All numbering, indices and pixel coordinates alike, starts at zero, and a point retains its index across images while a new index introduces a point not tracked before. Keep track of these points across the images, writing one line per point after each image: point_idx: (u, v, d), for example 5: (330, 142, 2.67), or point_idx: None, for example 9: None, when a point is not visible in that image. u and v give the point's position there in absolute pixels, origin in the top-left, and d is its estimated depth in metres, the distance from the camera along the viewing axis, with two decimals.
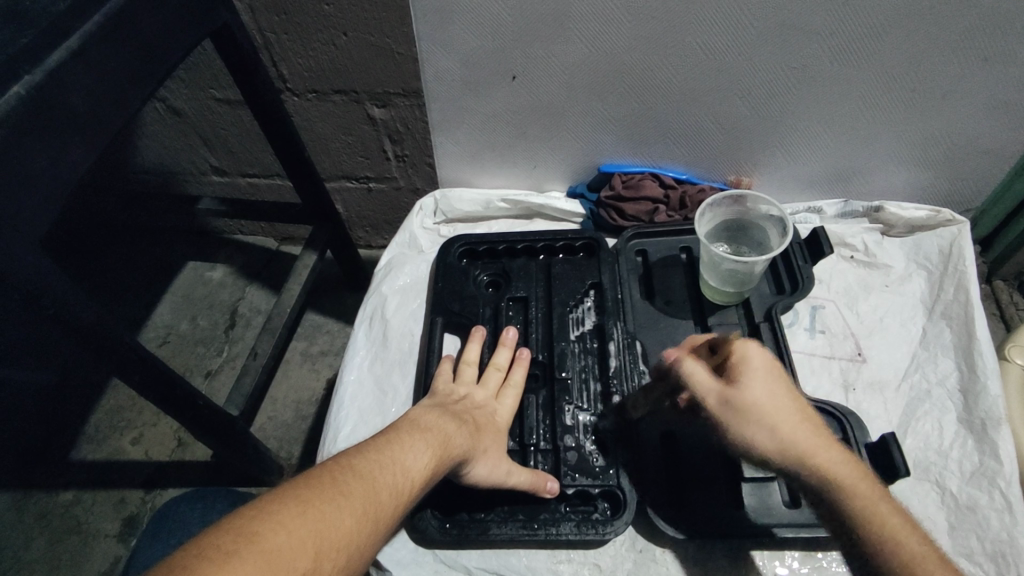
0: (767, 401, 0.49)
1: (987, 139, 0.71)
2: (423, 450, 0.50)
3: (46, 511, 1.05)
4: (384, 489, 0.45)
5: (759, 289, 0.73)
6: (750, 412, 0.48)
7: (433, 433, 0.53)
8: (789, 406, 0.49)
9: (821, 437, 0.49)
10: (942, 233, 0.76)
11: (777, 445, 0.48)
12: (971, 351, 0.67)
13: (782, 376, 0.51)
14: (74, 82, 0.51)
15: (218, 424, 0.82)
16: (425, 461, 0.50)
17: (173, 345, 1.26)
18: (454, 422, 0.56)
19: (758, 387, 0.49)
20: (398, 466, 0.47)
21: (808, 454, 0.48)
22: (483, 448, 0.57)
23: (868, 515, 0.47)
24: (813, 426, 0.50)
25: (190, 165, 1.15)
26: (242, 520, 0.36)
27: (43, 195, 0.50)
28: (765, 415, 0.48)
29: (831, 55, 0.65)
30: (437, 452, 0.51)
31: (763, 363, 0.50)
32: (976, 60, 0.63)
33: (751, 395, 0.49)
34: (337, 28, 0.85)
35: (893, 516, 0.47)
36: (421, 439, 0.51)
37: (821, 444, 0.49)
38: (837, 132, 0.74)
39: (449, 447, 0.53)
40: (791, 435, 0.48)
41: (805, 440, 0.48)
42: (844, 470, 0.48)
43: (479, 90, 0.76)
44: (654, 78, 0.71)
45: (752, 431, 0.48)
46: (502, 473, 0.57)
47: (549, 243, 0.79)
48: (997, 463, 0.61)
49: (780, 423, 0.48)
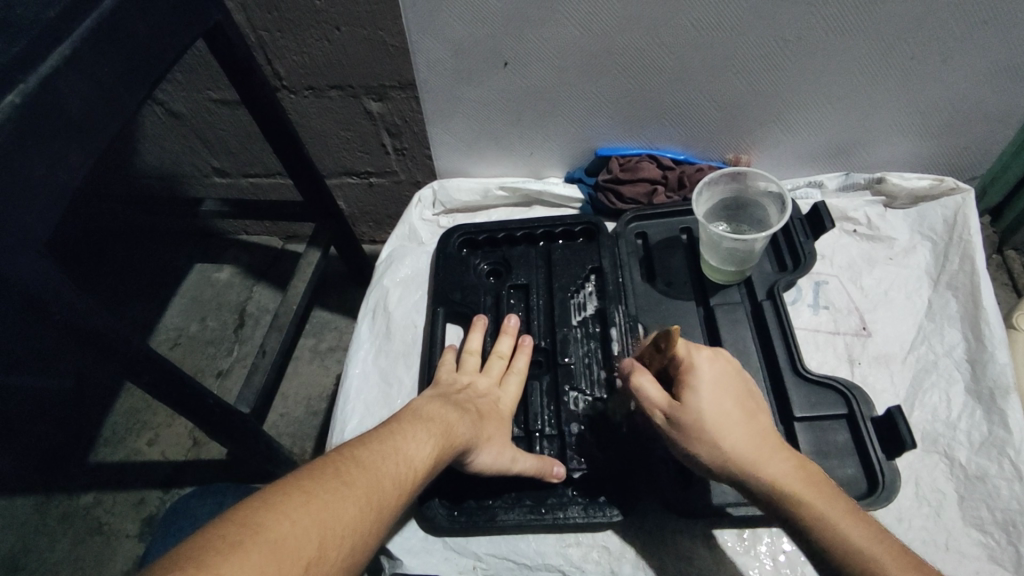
0: (707, 413, 0.50)
1: (990, 103, 0.70)
2: (426, 442, 0.51)
3: (68, 513, 1.07)
4: (385, 480, 0.45)
5: (761, 267, 0.73)
6: (688, 425, 0.50)
7: (435, 424, 0.53)
8: (733, 420, 0.50)
9: (767, 447, 0.50)
10: (946, 202, 0.75)
11: (716, 457, 0.50)
12: (978, 321, 0.66)
13: (732, 387, 0.52)
14: (70, 89, 0.52)
15: (230, 422, 0.83)
16: (427, 451, 0.50)
17: (185, 346, 1.28)
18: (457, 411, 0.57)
19: (697, 398, 0.50)
20: (398, 457, 0.48)
21: (750, 466, 0.49)
22: (489, 437, 0.57)
23: (817, 523, 0.46)
24: (757, 438, 0.50)
25: (193, 168, 1.16)
26: (245, 510, 0.37)
27: (44, 201, 0.50)
28: (704, 427, 0.50)
29: (826, 25, 0.64)
30: (439, 442, 0.52)
31: (709, 374, 0.51)
32: (976, 23, 0.62)
33: (694, 406, 0.50)
34: (330, 23, 0.84)
35: (847, 522, 0.46)
36: (422, 432, 0.51)
37: (764, 455, 0.49)
38: (836, 105, 0.73)
39: (452, 437, 0.53)
40: (729, 449, 0.49)
41: (747, 451, 0.49)
42: (793, 478, 0.48)
43: (472, 79, 0.75)
44: (648, 58, 0.70)
45: (693, 441, 0.50)
46: (510, 461, 0.58)
47: (549, 228, 0.79)
48: (1007, 431, 0.60)
49: (720, 433, 0.49)
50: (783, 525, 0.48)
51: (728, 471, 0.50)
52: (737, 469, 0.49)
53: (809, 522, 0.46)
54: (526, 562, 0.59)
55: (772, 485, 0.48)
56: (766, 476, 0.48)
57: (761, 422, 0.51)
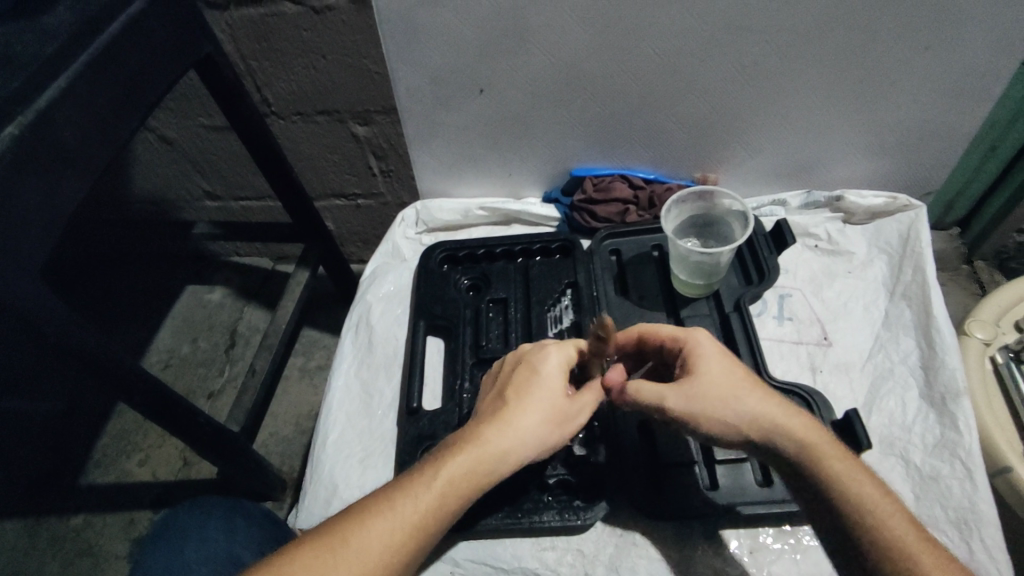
0: (719, 381, 0.53)
1: (937, 122, 0.74)
2: (456, 485, 0.50)
3: (57, 535, 1.08)
4: (386, 546, 0.46)
5: (728, 281, 0.76)
6: (706, 398, 0.53)
7: (469, 454, 0.51)
8: (746, 391, 0.53)
9: (781, 414, 0.52)
10: (901, 218, 0.79)
11: (738, 422, 0.52)
12: (930, 328, 0.70)
13: (734, 362, 0.56)
14: (66, 121, 0.55)
15: (219, 440, 0.85)
16: (452, 496, 0.49)
17: (176, 367, 1.29)
18: (497, 426, 0.53)
19: (708, 369, 0.54)
20: (407, 514, 0.48)
21: (773, 427, 0.52)
22: (550, 419, 0.54)
23: (835, 482, 0.49)
24: (769, 405, 0.53)
25: (184, 193, 1.19)
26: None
27: (39, 228, 0.53)
28: (721, 396, 0.53)
29: (778, 52, 0.68)
30: (472, 480, 0.50)
31: (712, 350, 0.56)
32: (918, 49, 0.66)
33: (707, 376, 0.54)
34: (317, 52, 0.88)
35: (865, 486, 0.49)
36: (451, 473, 0.50)
37: (783, 418, 0.52)
38: (795, 126, 0.77)
39: (492, 466, 0.51)
40: (750, 415, 0.52)
41: (769, 413, 0.52)
42: (816, 437, 0.51)
43: (450, 104, 0.79)
44: (615, 83, 0.74)
45: (714, 412, 0.52)
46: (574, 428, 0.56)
47: (527, 245, 0.82)
48: (957, 434, 0.63)
49: (737, 401, 0.52)
50: (805, 486, 0.51)
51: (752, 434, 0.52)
52: (761, 430, 0.52)
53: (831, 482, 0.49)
54: (502, 566, 0.61)
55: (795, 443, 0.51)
56: (790, 436, 0.51)
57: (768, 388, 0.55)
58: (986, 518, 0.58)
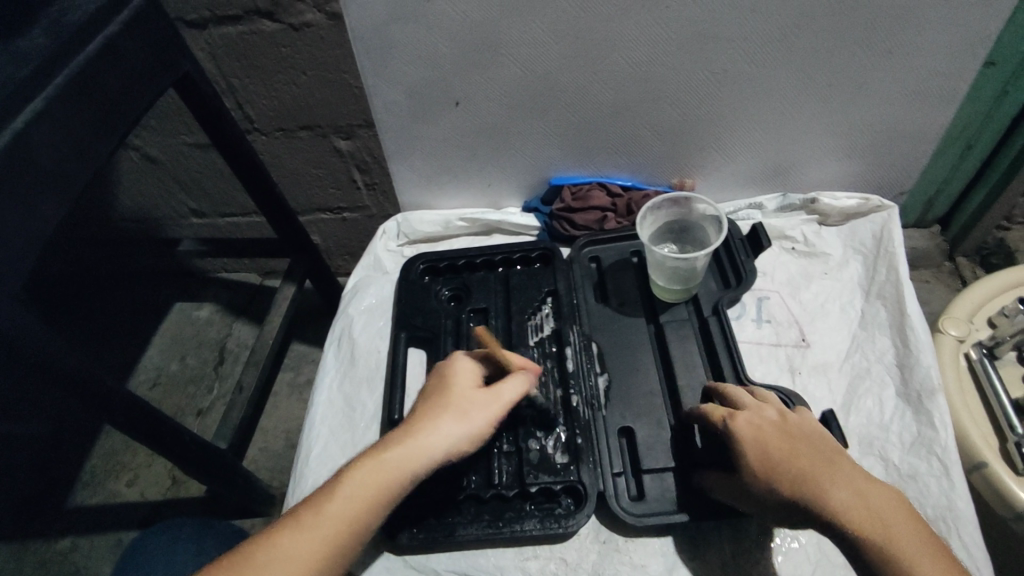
0: (771, 441, 0.53)
1: (908, 123, 0.75)
2: (366, 486, 0.50)
3: (45, 559, 1.07)
4: (298, 555, 0.47)
5: (706, 285, 0.77)
6: (754, 453, 0.53)
7: (374, 466, 0.51)
8: (803, 452, 0.52)
9: (835, 471, 0.50)
10: (874, 218, 0.80)
11: (785, 481, 0.51)
12: (904, 327, 0.71)
13: (797, 426, 0.55)
14: (41, 144, 0.55)
15: (205, 458, 0.84)
16: (362, 499, 0.50)
17: (165, 386, 1.29)
18: (406, 430, 0.54)
19: (757, 428, 0.54)
20: (318, 521, 0.49)
21: (826, 493, 0.49)
22: (461, 416, 0.55)
23: (889, 552, 0.46)
24: (825, 463, 0.51)
25: (170, 211, 1.19)
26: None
27: (15, 251, 0.53)
28: (772, 454, 0.52)
29: (749, 58, 0.69)
30: (382, 480, 0.51)
31: (774, 414, 0.56)
32: (885, 53, 0.67)
33: (754, 433, 0.54)
34: (297, 68, 0.89)
35: (922, 558, 0.45)
36: (358, 476, 0.51)
37: (841, 484, 0.49)
38: (770, 131, 0.78)
39: (403, 464, 0.52)
40: (800, 475, 0.50)
41: (823, 478, 0.50)
42: (874, 507, 0.48)
43: (428, 117, 0.79)
44: (589, 93, 0.75)
45: (765, 468, 0.52)
46: (492, 421, 0.56)
47: (507, 255, 0.82)
48: (933, 431, 0.63)
49: (788, 460, 0.51)
50: (859, 558, 0.47)
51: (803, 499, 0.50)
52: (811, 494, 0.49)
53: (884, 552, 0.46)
54: None
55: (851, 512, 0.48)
56: (843, 504, 0.48)
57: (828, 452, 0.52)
58: (964, 515, 0.58)
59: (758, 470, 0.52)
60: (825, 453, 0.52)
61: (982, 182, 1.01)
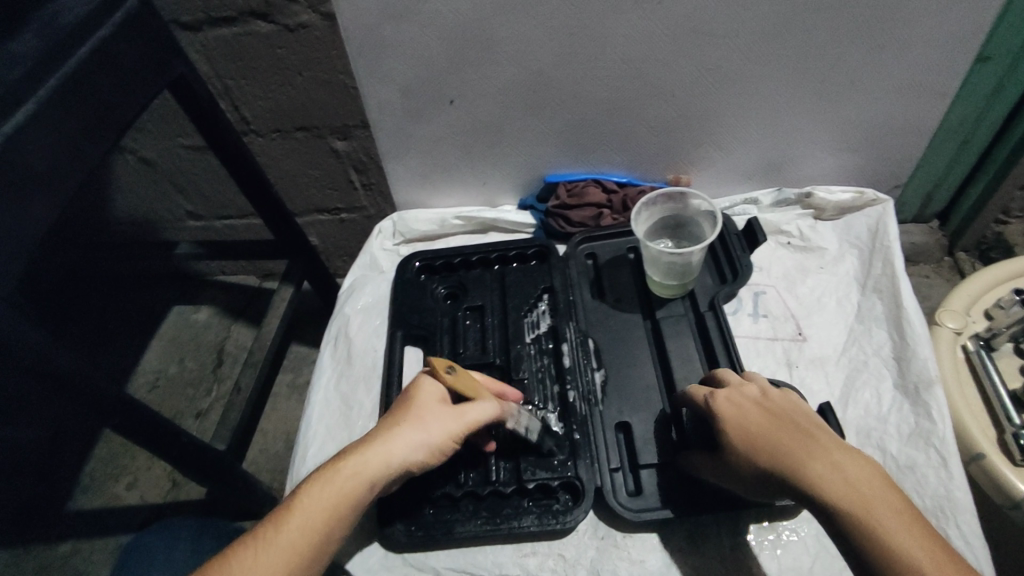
0: (749, 417, 0.54)
1: (903, 116, 0.75)
2: (322, 496, 0.50)
3: (45, 563, 1.07)
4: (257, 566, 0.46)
5: (702, 280, 0.77)
6: (731, 427, 0.55)
7: (341, 473, 0.52)
8: (778, 426, 0.53)
9: (809, 444, 0.51)
10: (869, 212, 0.80)
11: (757, 451, 0.52)
12: (901, 320, 0.70)
13: (780, 403, 0.56)
14: (34, 146, 0.55)
15: (204, 460, 0.84)
16: (319, 507, 0.50)
17: (164, 388, 1.29)
18: (370, 439, 0.54)
19: (736, 404, 0.56)
20: (277, 532, 0.48)
21: (796, 463, 0.50)
22: (417, 429, 0.55)
23: (855, 509, 0.46)
24: (800, 436, 0.52)
25: (167, 214, 1.19)
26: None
27: (8, 253, 0.53)
28: (748, 428, 0.54)
29: (742, 53, 0.69)
30: (338, 489, 0.51)
31: (757, 393, 0.57)
32: (879, 47, 0.67)
33: (734, 410, 0.55)
34: (292, 69, 0.89)
35: (885, 517, 0.45)
36: (313, 487, 0.51)
37: (812, 452, 0.50)
38: (765, 126, 0.78)
39: (358, 473, 0.52)
40: (770, 446, 0.52)
41: (792, 448, 0.51)
42: (844, 471, 0.48)
43: (423, 115, 0.79)
44: (583, 89, 0.75)
45: (739, 441, 0.54)
46: (451, 435, 0.55)
47: (503, 253, 0.82)
48: (931, 422, 0.63)
49: (762, 432, 0.53)
50: (828, 523, 0.47)
51: (774, 467, 0.51)
52: (783, 462, 0.50)
53: (849, 512, 0.46)
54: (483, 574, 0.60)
55: (820, 477, 0.48)
56: (812, 471, 0.49)
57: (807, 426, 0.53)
58: (962, 506, 0.58)
59: (734, 442, 0.54)
60: (800, 427, 0.53)
61: (979, 177, 1.01)
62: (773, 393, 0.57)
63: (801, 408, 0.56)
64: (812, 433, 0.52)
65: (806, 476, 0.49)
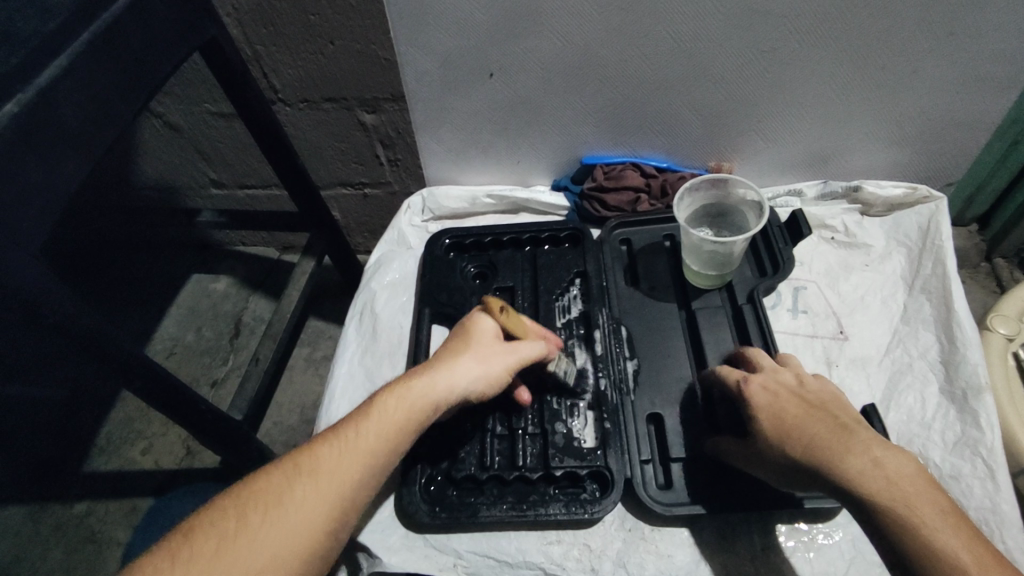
0: (781, 407, 0.52)
1: (962, 111, 0.72)
2: (396, 412, 0.52)
3: (61, 522, 1.08)
4: (338, 472, 0.48)
5: (742, 272, 0.74)
6: (762, 417, 0.53)
7: (409, 399, 0.53)
8: (813, 417, 0.51)
9: (847, 438, 0.48)
10: (920, 210, 0.77)
11: (788, 444, 0.50)
12: (951, 323, 0.68)
13: (817, 393, 0.53)
14: (67, 100, 0.53)
15: (222, 429, 0.83)
16: (394, 421, 0.52)
17: (180, 356, 1.29)
18: (431, 372, 0.56)
19: (767, 394, 0.54)
20: (354, 442, 0.50)
21: (833, 457, 0.47)
22: (481, 362, 0.57)
23: (892, 507, 0.44)
24: (836, 429, 0.49)
25: (190, 180, 1.18)
26: (197, 528, 0.45)
27: (38, 209, 0.52)
28: (780, 420, 0.52)
29: (799, 36, 0.66)
30: (411, 407, 0.53)
31: (792, 382, 0.55)
32: (944, 35, 0.64)
33: (766, 399, 0.54)
34: (324, 37, 0.87)
35: (929, 515, 0.43)
36: (387, 403, 0.53)
37: (847, 446, 0.47)
38: (814, 115, 0.75)
39: (424, 394, 0.54)
40: (804, 439, 0.49)
41: (826, 440, 0.48)
42: (880, 465, 0.46)
43: (459, 89, 0.77)
44: (628, 68, 0.72)
45: (770, 431, 0.51)
46: (509, 368, 0.57)
47: (535, 234, 0.80)
48: (979, 431, 0.60)
49: (795, 422, 0.51)
50: (865, 522, 0.45)
51: (808, 460, 0.48)
52: (816, 455, 0.48)
53: (886, 510, 0.44)
54: (506, 560, 0.59)
55: (858, 473, 0.46)
56: (849, 468, 0.46)
57: (843, 417, 0.51)
58: (1009, 520, 0.56)
59: (766, 433, 0.52)
60: (836, 420, 0.50)
61: None
62: (809, 382, 0.55)
63: (839, 399, 0.54)
64: (849, 426, 0.49)
65: (840, 471, 0.46)
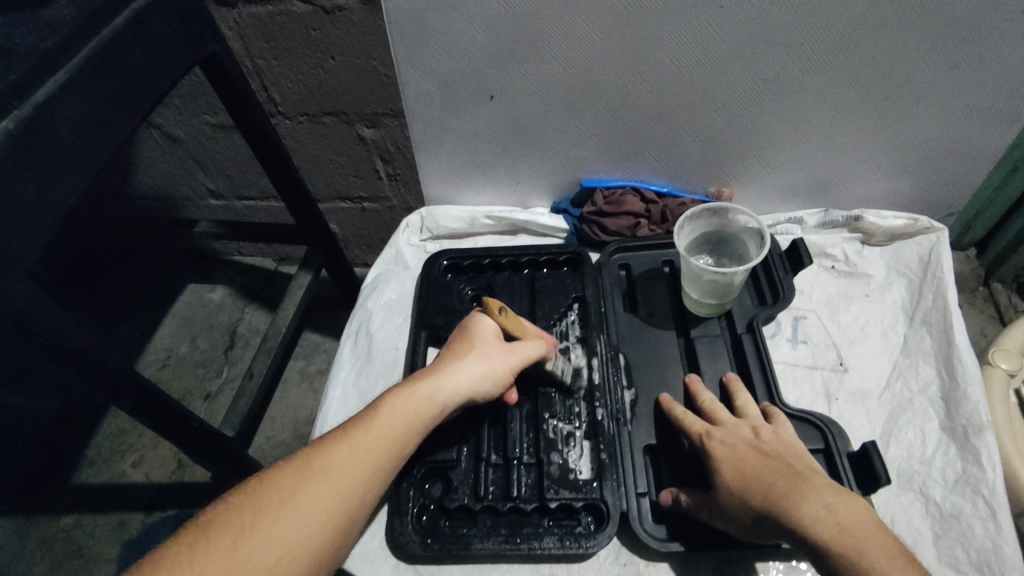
0: (741, 457, 0.54)
1: (964, 143, 0.72)
2: (403, 410, 0.52)
3: (48, 535, 1.06)
4: (351, 467, 0.47)
5: (741, 301, 0.74)
6: (723, 466, 0.54)
7: (414, 398, 0.53)
8: (769, 466, 0.53)
9: (801, 484, 0.50)
10: (921, 240, 0.77)
11: (747, 492, 0.52)
12: (951, 357, 0.67)
13: (772, 441, 0.56)
14: (64, 117, 0.52)
15: (213, 447, 0.82)
16: (401, 420, 0.51)
17: (174, 367, 1.28)
18: (431, 372, 0.56)
19: (726, 445, 0.56)
20: (366, 438, 0.49)
21: (789, 504, 0.49)
22: (484, 362, 0.57)
23: (844, 551, 0.46)
24: (792, 477, 0.51)
25: (188, 191, 1.17)
26: (211, 522, 0.41)
27: (31, 227, 0.51)
28: (739, 470, 0.53)
29: (802, 66, 0.66)
30: (415, 407, 0.52)
31: (750, 434, 0.57)
32: (947, 67, 0.64)
33: (725, 450, 0.56)
34: (325, 52, 0.86)
35: (879, 555, 0.45)
36: (393, 403, 0.52)
37: (803, 494, 0.49)
38: (816, 142, 0.74)
39: (431, 397, 0.54)
40: (761, 487, 0.51)
41: (782, 487, 0.51)
42: (832, 511, 0.48)
43: (459, 109, 0.77)
44: (631, 92, 0.71)
45: (730, 480, 0.53)
46: (512, 368, 0.58)
47: (534, 257, 0.80)
48: (980, 470, 0.60)
49: (753, 472, 0.53)
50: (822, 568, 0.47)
51: (766, 509, 0.50)
52: (773, 504, 0.50)
53: (838, 554, 0.46)
54: None
55: (813, 520, 0.48)
56: (804, 515, 0.48)
57: (798, 466, 0.53)
58: (1010, 562, 0.55)
59: (727, 484, 0.53)
60: (792, 468, 0.52)
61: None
62: (767, 433, 0.57)
63: (796, 448, 0.56)
64: (804, 474, 0.51)
65: (794, 518, 0.48)
